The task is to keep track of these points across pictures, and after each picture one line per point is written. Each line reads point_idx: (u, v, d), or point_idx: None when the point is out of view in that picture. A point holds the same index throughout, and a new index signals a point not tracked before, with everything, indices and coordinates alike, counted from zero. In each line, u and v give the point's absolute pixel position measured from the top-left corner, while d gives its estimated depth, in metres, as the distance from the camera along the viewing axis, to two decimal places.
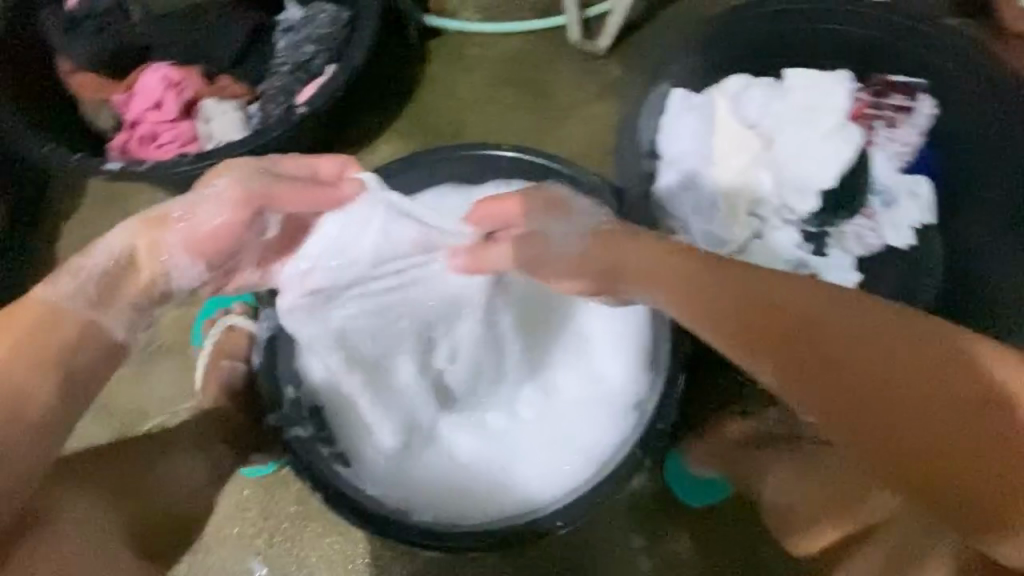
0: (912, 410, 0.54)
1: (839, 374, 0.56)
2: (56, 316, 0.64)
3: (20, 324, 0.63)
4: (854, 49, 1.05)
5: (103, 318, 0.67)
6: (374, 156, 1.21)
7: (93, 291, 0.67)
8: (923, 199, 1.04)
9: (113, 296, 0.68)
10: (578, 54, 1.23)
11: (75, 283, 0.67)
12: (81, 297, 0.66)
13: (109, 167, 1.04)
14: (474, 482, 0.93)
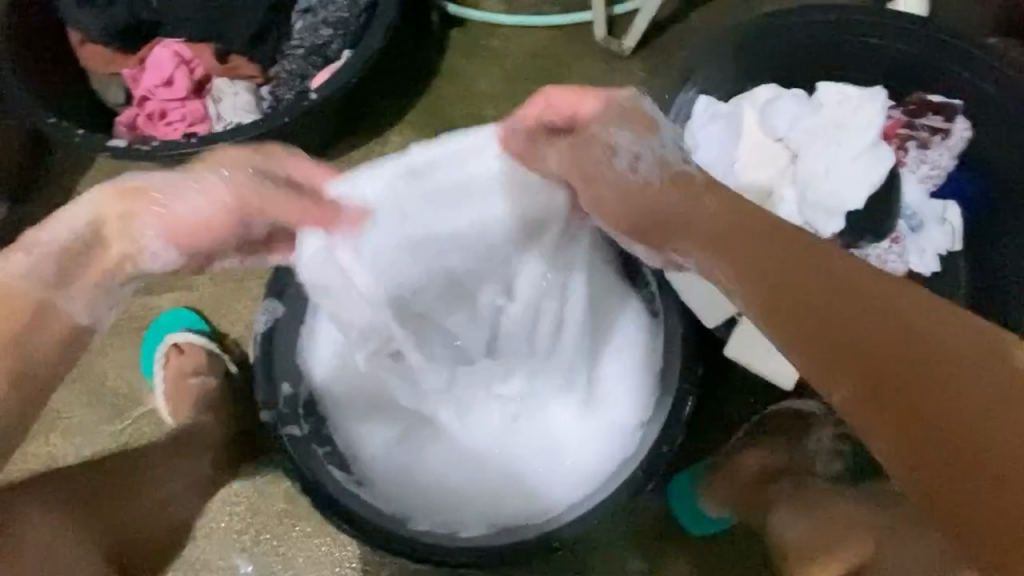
0: (964, 409, 0.50)
1: (904, 379, 0.51)
2: (9, 297, 0.56)
3: None
4: (892, 65, 1.00)
5: (62, 300, 0.58)
6: (387, 147, 1.18)
7: (50, 270, 0.57)
8: (952, 226, 1.01)
9: (73, 275, 0.59)
10: (603, 53, 1.19)
11: (28, 261, 0.57)
12: (39, 271, 0.57)
13: (113, 144, 1.02)
14: (474, 484, 0.91)
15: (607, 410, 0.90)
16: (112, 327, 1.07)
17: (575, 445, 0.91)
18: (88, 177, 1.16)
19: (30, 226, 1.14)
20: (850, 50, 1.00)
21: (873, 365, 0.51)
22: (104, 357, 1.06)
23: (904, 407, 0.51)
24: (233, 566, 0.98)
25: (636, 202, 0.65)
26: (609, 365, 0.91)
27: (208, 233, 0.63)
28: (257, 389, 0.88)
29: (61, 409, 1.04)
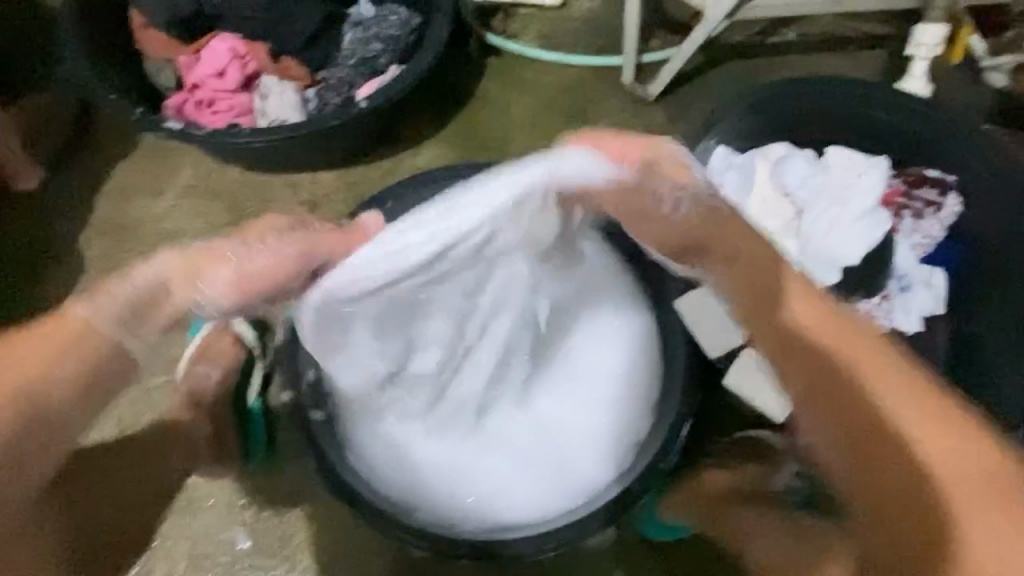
0: (889, 482, 0.62)
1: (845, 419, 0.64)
2: (88, 335, 0.74)
3: (56, 338, 0.72)
4: (895, 139, 1.09)
5: (127, 340, 0.75)
6: (418, 158, 1.24)
7: (128, 312, 0.74)
8: (936, 290, 1.08)
9: (149, 318, 0.75)
10: (629, 95, 1.27)
11: (108, 303, 0.74)
12: (117, 316, 0.74)
13: (171, 126, 1.06)
14: (439, 487, 0.92)
15: (590, 432, 0.93)
16: None
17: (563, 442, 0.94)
18: (131, 155, 1.21)
19: (65, 195, 1.18)
20: (857, 121, 1.09)
21: (833, 402, 0.65)
22: None
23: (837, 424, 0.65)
24: (230, 540, 1.01)
25: (681, 230, 0.74)
26: (606, 381, 0.94)
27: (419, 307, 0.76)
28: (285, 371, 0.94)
29: None
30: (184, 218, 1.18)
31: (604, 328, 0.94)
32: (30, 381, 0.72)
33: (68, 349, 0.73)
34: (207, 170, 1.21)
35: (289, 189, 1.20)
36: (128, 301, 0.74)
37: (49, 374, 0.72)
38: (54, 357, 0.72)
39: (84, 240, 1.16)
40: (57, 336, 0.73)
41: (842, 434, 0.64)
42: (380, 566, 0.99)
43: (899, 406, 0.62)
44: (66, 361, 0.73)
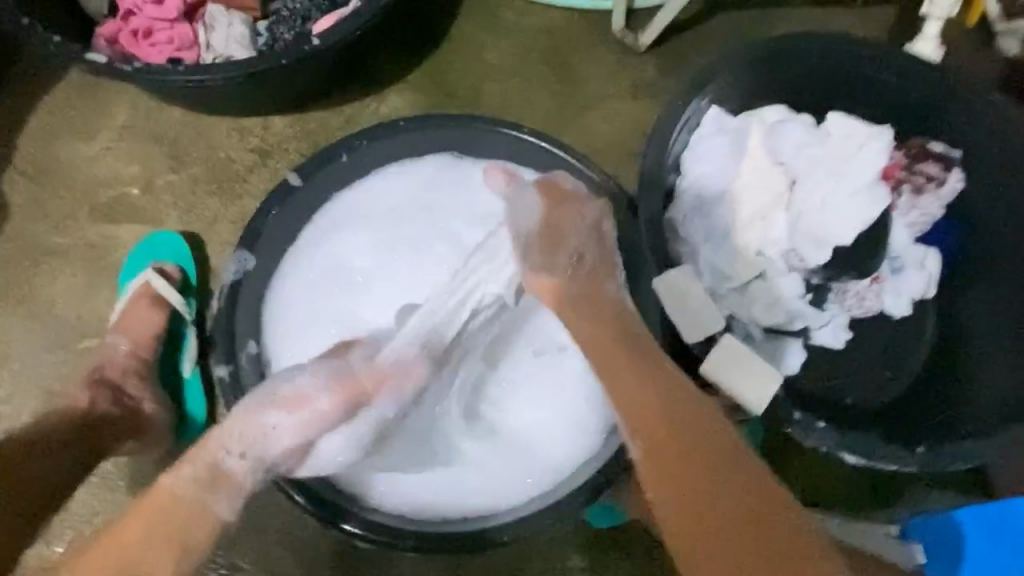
0: None
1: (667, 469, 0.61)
2: (182, 503, 0.68)
3: (151, 512, 0.67)
4: (898, 106, 1.00)
5: (212, 499, 0.70)
6: (382, 107, 1.13)
7: (207, 474, 0.70)
8: (929, 273, 1.02)
9: (219, 483, 0.70)
10: (616, 45, 1.16)
11: (191, 469, 0.70)
12: (187, 477, 0.69)
13: (93, 56, 0.92)
14: (413, 481, 0.89)
15: (563, 414, 0.90)
16: (68, 253, 1.04)
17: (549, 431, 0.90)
18: (55, 88, 1.08)
19: None
20: (857, 85, 1.00)
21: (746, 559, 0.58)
22: (57, 282, 1.03)
23: (677, 465, 0.61)
24: None
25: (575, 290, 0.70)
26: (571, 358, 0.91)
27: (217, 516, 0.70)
28: (219, 345, 0.87)
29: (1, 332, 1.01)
30: (119, 163, 1.07)
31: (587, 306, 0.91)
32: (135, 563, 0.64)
33: (165, 543, 0.66)
34: (144, 110, 1.08)
35: (236, 135, 1.09)
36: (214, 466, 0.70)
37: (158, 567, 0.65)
38: (141, 540, 0.65)
39: (7, 185, 1.05)
40: (149, 519, 0.66)
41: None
42: (326, 547, 0.95)
43: None
44: (182, 550, 0.66)
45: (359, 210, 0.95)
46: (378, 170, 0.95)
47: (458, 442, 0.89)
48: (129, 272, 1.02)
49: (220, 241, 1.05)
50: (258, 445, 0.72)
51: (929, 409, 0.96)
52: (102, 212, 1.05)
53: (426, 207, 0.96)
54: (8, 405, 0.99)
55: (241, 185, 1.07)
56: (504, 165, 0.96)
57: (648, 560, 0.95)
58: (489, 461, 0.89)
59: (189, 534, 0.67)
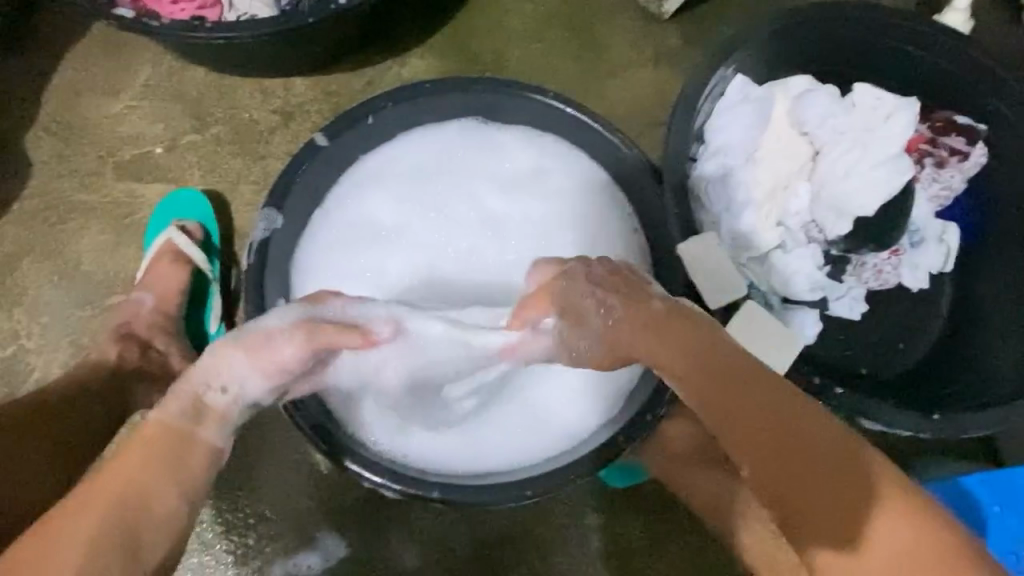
0: (796, 463, 0.56)
1: (728, 411, 0.59)
2: (174, 436, 0.67)
3: (142, 448, 0.65)
4: (925, 78, 0.99)
5: (201, 430, 0.69)
6: (404, 70, 1.12)
7: (189, 405, 0.69)
8: (948, 247, 1.02)
9: (200, 411, 0.69)
10: (641, 11, 1.15)
11: (178, 404, 0.69)
12: (177, 411, 0.68)
13: (119, 12, 0.91)
14: (432, 452, 0.90)
15: (578, 380, 0.93)
16: (93, 210, 1.05)
17: (569, 400, 0.93)
18: (79, 44, 1.07)
19: (7, 88, 1.06)
20: (885, 56, 0.99)
21: (739, 413, 0.58)
22: (84, 238, 1.04)
23: (677, 336, 0.63)
24: None
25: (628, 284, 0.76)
26: None
27: (212, 443, 0.70)
28: (249, 299, 0.86)
29: (29, 285, 1.02)
30: (143, 121, 1.07)
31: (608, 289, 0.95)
32: (136, 482, 0.63)
33: (161, 469, 0.65)
34: (167, 68, 1.08)
35: (259, 96, 1.09)
36: (191, 396, 0.69)
37: (158, 485, 0.64)
38: (142, 461, 0.64)
39: (31, 141, 1.06)
40: (144, 449, 0.65)
41: (751, 427, 0.58)
42: (350, 499, 0.98)
43: (802, 453, 0.56)
44: (178, 479, 0.65)
45: (384, 171, 0.97)
46: (403, 133, 0.96)
47: (475, 413, 0.92)
48: (153, 230, 1.03)
49: (244, 202, 1.06)
50: (235, 377, 0.71)
51: (943, 379, 0.97)
52: (126, 169, 1.06)
53: (452, 174, 0.98)
54: (37, 357, 1.01)
55: (264, 146, 1.07)
56: (528, 131, 0.98)
57: (662, 518, 0.98)
58: (505, 431, 0.92)
59: (183, 459, 0.67)
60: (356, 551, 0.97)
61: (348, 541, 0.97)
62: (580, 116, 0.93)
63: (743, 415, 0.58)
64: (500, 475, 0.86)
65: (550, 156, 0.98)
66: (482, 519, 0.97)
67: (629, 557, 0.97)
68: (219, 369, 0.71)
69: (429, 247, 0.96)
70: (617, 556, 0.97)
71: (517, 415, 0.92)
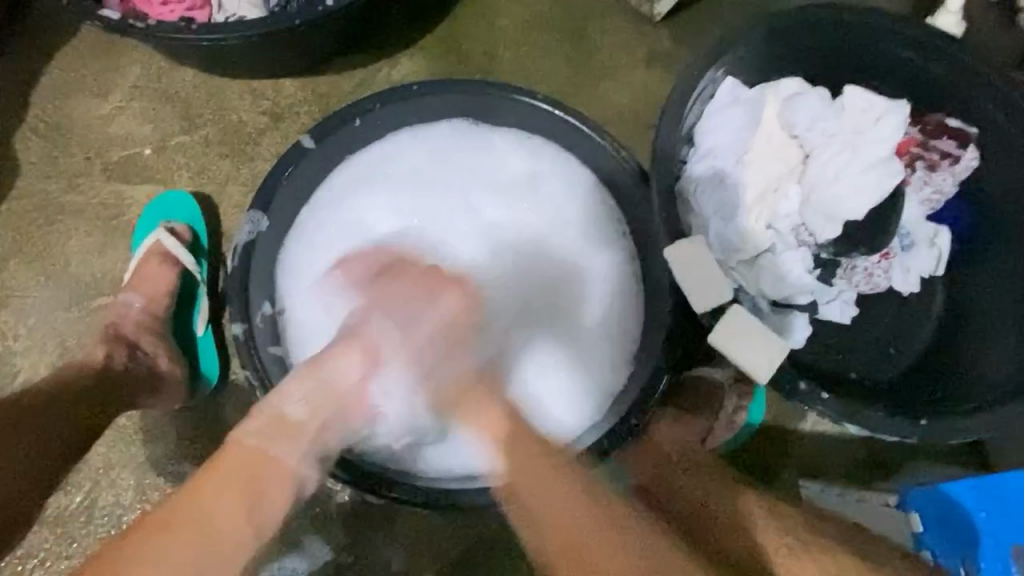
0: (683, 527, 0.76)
1: (519, 467, 0.80)
2: (258, 454, 0.73)
3: (227, 471, 0.70)
4: (917, 81, 0.98)
5: (281, 452, 0.74)
6: (394, 71, 1.12)
7: (266, 430, 0.74)
8: (938, 251, 1.02)
9: (277, 436, 0.75)
10: (633, 13, 1.14)
11: (258, 423, 0.75)
12: (262, 428, 0.74)
13: (106, 14, 0.91)
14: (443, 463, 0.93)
15: (568, 381, 0.93)
16: (81, 211, 1.04)
17: (557, 400, 0.93)
18: (69, 45, 1.07)
19: None
20: (876, 59, 0.99)
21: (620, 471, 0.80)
22: (71, 240, 1.04)
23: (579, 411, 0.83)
24: (182, 473, 1.00)
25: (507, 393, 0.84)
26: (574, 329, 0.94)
27: (293, 469, 0.74)
28: (235, 303, 0.88)
29: (17, 286, 1.02)
30: (132, 123, 1.07)
31: (592, 284, 0.95)
32: (211, 519, 0.67)
33: (238, 493, 0.69)
34: (157, 69, 1.08)
35: (249, 98, 1.08)
36: (268, 415, 0.75)
37: (228, 524, 0.68)
38: (218, 495, 0.68)
39: (20, 142, 1.05)
40: (226, 470, 0.70)
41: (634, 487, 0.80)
42: (337, 502, 0.97)
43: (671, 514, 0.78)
44: (254, 509, 0.70)
45: (374, 172, 0.97)
46: (389, 135, 0.96)
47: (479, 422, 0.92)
48: (142, 231, 1.02)
49: (233, 204, 1.06)
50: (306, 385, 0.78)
51: (933, 384, 0.97)
52: (114, 171, 1.06)
53: (440, 175, 0.98)
54: (24, 359, 1.01)
55: (253, 148, 1.07)
56: (516, 133, 0.97)
57: None
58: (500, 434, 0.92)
59: (262, 481, 0.72)
60: (343, 554, 0.97)
61: (333, 544, 0.97)
62: (567, 118, 0.92)
63: (530, 463, 0.79)
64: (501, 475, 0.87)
65: (540, 158, 0.97)
66: (468, 522, 0.97)
67: None
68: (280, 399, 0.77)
69: (425, 252, 0.95)
70: None
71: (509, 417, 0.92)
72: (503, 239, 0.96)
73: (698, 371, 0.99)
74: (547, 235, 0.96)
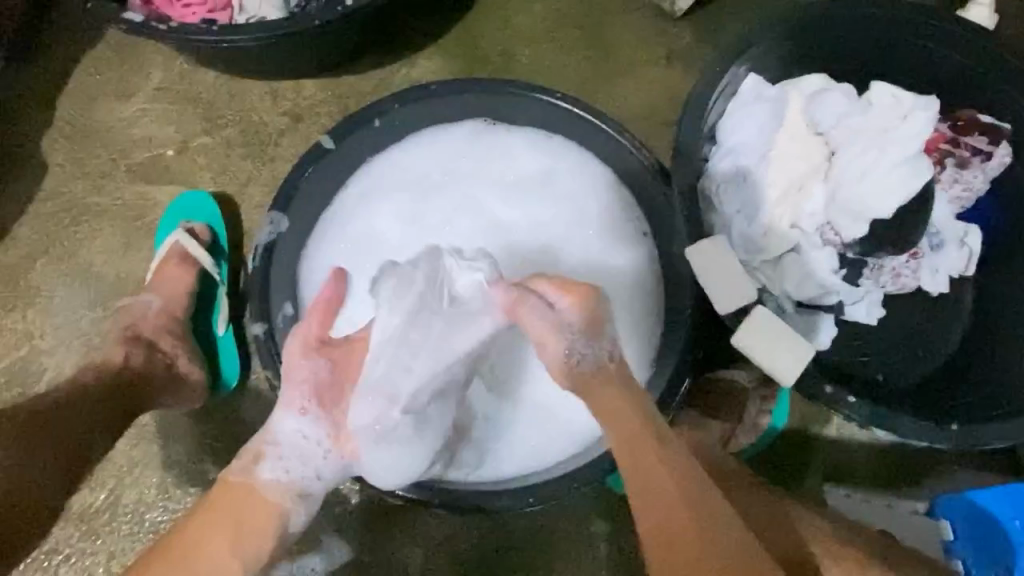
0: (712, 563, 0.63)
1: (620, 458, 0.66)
2: (248, 494, 0.72)
3: (222, 505, 0.72)
4: (946, 76, 0.96)
5: (265, 490, 0.73)
6: (412, 71, 1.12)
7: (243, 470, 0.74)
8: (970, 250, 0.99)
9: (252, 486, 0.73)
10: (653, 9, 1.13)
11: (242, 462, 0.74)
12: (244, 471, 0.73)
13: (129, 16, 0.91)
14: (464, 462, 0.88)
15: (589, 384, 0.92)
16: (106, 213, 1.06)
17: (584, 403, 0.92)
18: (94, 48, 1.09)
19: (24, 92, 1.08)
20: (904, 54, 0.97)
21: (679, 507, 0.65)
22: (95, 241, 1.05)
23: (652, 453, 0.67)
24: (203, 471, 1.01)
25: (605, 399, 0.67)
26: None
27: (275, 503, 0.73)
28: (256, 301, 0.88)
29: (42, 286, 1.04)
30: (154, 124, 1.08)
31: (611, 284, 0.94)
32: (198, 552, 0.69)
33: (223, 528, 0.70)
34: (179, 71, 1.09)
35: (269, 98, 1.09)
36: (250, 453, 0.75)
37: (217, 556, 0.69)
38: (207, 531, 0.70)
39: (46, 143, 1.07)
40: (216, 509, 0.72)
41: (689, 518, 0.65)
42: (357, 503, 0.98)
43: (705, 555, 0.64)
44: (237, 548, 0.70)
45: (396, 175, 0.97)
46: (411, 137, 0.97)
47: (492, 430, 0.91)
48: (163, 230, 1.04)
49: (253, 204, 1.07)
50: (287, 438, 0.75)
51: (963, 388, 0.94)
52: (138, 172, 1.07)
53: (459, 176, 0.97)
54: (50, 358, 1.03)
55: (274, 148, 1.08)
56: (535, 134, 0.97)
57: None
58: (519, 439, 0.91)
59: (248, 528, 0.71)
60: (362, 553, 0.97)
61: (353, 544, 0.97)
62: (585, 117, 0.91)
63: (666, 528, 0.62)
64: (542, 474, 0.88)
65: (562, 158, 0.97)
66: (487, 524, 0.97)
67: (637, 566, 0.96)
68: (270, 455, 0.74)
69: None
70: (623, 563, 0.96)
71: (525, 425, 0.92)
72: (523, 239, 0.95)
73: (719, 372, 0.97)
74: (570, 237, 0.95)
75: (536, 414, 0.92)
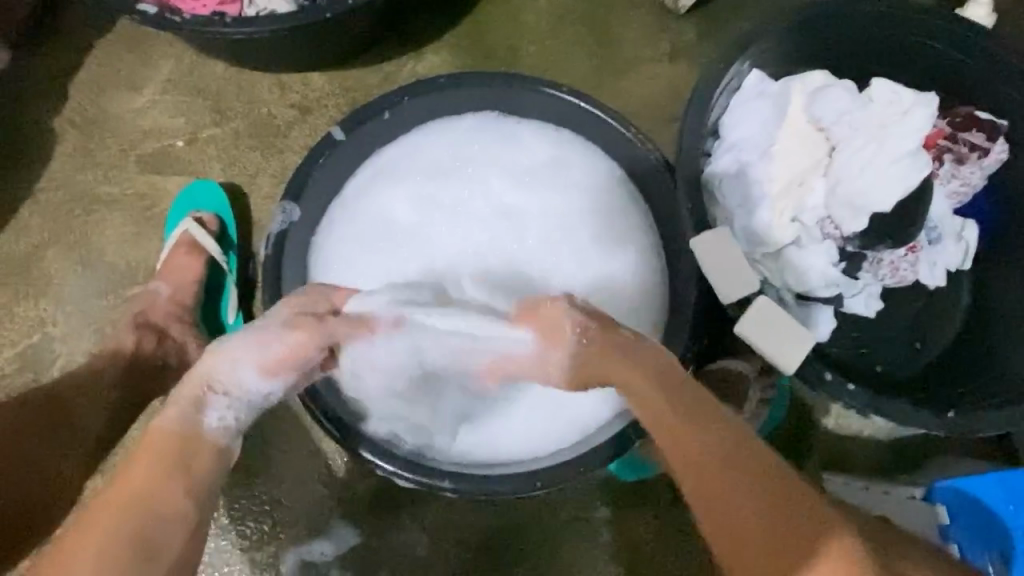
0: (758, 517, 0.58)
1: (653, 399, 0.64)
2: (190, 435, 0.65)
3: (159, 444, 0.63)
4: (945, 74, 0.98)
5: (207, 428, 0.67)
6: (419, 65, 1.13)
7: (177, 412, 0.66)
8: (966, 244, 1.01)
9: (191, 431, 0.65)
10: (656, 7, 1.14)
11: (175, 409, 0.66)
12: (184, 414, 0.66)
13: (143, 8, 0.93)
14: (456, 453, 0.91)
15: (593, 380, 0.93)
16: (116, 202, 1.07)
17: (589, 397, 0.93)
18: (105, 40, 1.10)
19: (35, 83, 1.09)
20: (905, 52, 0.98)
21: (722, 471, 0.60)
22: (107, 230, 1.06)
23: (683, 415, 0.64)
24: None
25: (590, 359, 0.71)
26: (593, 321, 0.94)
27: (213, 450, 0.66)
28: (266, 289, 0.89)
29: (54, 274, 1.05)
30: (164, 116, 1.09)
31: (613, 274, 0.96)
32: (135, 494, 0.59)
33: (162, 465, 0.62)
34: (189, 63, 1.10)
35: (277, 91, 1.10)
36: (186, 397, 0.67)
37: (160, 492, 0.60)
38: (143, 469, 0.61)
39: (57, 134, 1.08)
40: (149, 450, 0.63)
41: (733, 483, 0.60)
42: (365, 489, 0.99)
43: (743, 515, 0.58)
44: (182, 484, 0.62)
45: (402, 166, 0.98)
46: (417, 129, 0.98)
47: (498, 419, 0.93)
48: (172, 220, 1.05)
49: (263, 195, 1.08)
50: (242, 381, 0.71)
51: (960, 379, 0.96)
52: (148, 162, 1.08)
53: (464, 167, 0.99)
54: (62, 345, 1.04)
55: (283, 140, 1.09)
56: (540, 126, 0.98)
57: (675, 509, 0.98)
58: (524, 428, 0.93)
59: (191, 459, 0.64)
60: (370, 538, 0.98)
61: (361, 530, 0.99)
62: (589, 109, 0.93)
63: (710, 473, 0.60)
64: (539, 462, 0.89)
65: (568, 149, 0.98)
66: (494, 509, 0.99)
67: (640, 551, 0.98)
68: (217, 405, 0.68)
69: (448, 243, 0.96)
70: (626, 548, 0.98)
71: (533, 417, 0.93)
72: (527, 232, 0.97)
73: (720, 362, 0.99)
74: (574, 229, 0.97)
75: (545, 406, 0.93)
